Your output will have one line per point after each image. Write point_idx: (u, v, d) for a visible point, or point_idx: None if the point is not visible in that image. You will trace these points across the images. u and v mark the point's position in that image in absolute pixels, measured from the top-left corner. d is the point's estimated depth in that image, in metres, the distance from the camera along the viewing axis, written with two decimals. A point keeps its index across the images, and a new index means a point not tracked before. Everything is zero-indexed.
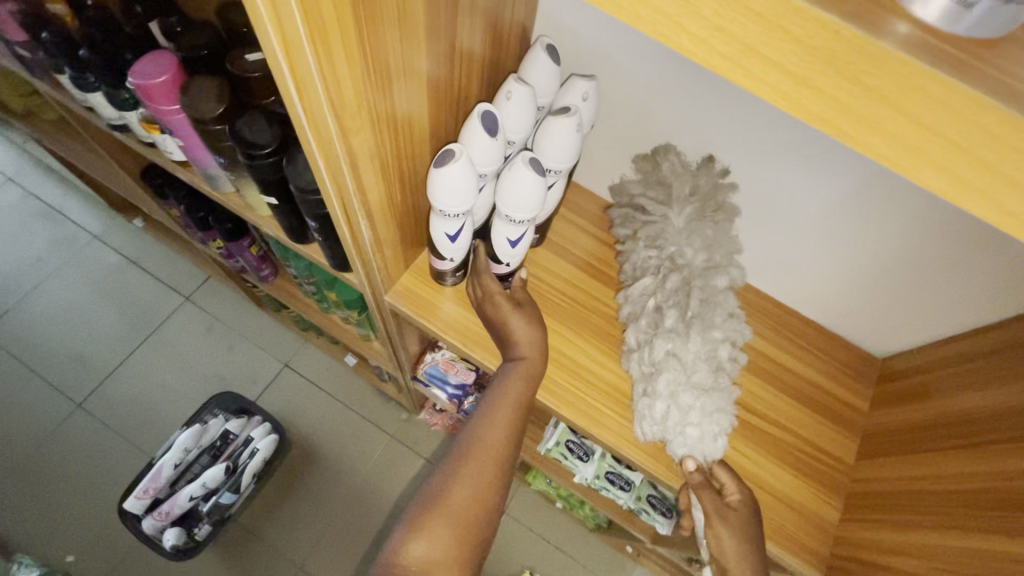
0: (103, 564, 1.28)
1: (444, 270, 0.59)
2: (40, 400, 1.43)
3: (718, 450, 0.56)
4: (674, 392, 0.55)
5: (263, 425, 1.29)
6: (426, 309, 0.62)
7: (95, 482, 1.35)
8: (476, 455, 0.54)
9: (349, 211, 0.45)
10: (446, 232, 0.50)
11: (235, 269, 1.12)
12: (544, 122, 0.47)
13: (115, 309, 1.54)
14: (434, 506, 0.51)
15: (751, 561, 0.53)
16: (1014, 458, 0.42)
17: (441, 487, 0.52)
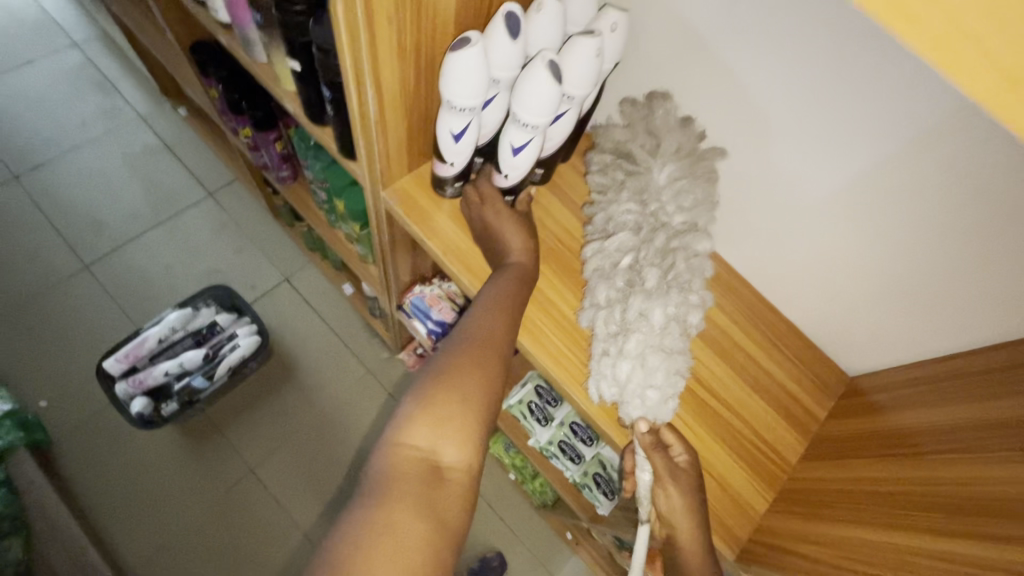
0: (72, 417, 1.33)
1: (444, 176, 0.60)
2: (51, 253, 1.49)
3: (669, 415, 0.56)
4: (642, 354, 0.55)
5: (250, 324, 1.32)
6: (420, 215, 0.63)
7: (83, 341, 1.40)
8: (470, 347, 0.53)
9: (360, 76, 0.47)
10: (451, 128, 0.52)
11: (257, 166, 1.14)
12: (570, 39, 0.48)
13: (141, 187, 1.59)
14: (443, 385, 0.50)
15: (697, 522, 0.54)
16: (952, 468, 0.41)
17: (436, 375, 0.51)
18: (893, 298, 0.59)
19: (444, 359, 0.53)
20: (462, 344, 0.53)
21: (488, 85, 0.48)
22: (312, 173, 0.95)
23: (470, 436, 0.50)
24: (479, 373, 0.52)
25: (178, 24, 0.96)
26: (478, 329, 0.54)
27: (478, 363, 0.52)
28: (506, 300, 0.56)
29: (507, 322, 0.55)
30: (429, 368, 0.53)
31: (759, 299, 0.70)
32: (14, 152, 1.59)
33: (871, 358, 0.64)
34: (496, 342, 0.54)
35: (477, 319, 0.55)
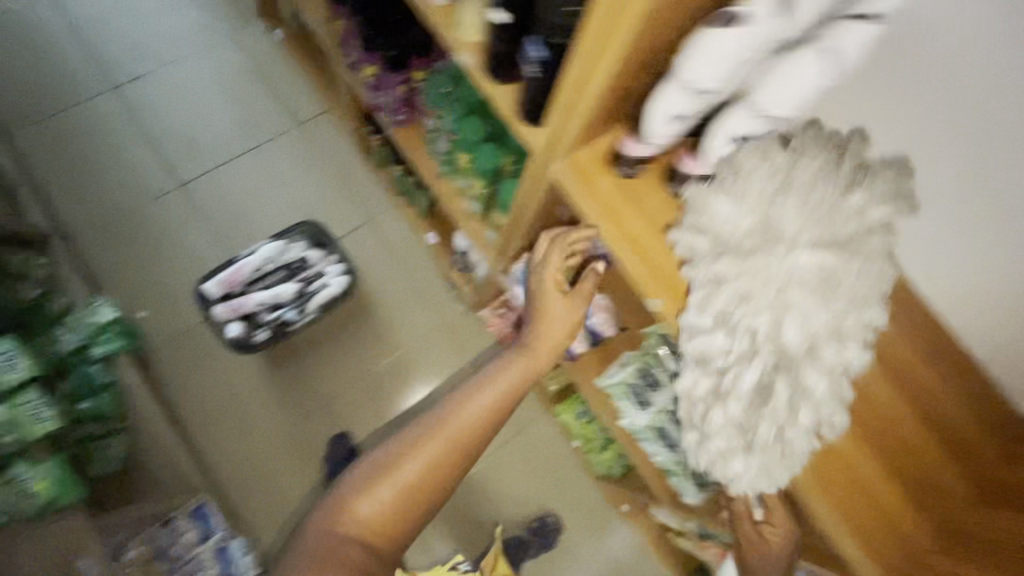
0: (166, 330, 1.38)
1: (630, 150, 0.67)
2: (146, 167, 1.49)
3: (814, 416, 0.61)
4: (769, 379, 0.62)
5: (340, 264, 1.34)
6: (588, 176, 0.71)
7: (178, 259, 1.44)
8: (433, 436, 0.80)
9: (612, 28, 0.55)
10: (671, 106, 0.60)
11: (371, 108, 1.11)
12: (821, 39, 0.53)
13: (232, 109, 1.56)
14: (383, 475, 0.78)
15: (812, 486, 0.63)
16: None
17: (390, 465, 0.78)
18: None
19: (416, 449, 0.79)
20: (437, 436, 0.80)
21: (731, 66, 0.54)
22: (443, 122, 0.92)
23: (436, 478, 0.79)
24: (423, 464, 0.79)
25: None
26: (466, 405, 0.82)
27: (428, 458, 0.79)
28: (506, 384, 0.84)
29: (478, 418, 0.82)
30: (390, 447, 0.81)
31: (905, 334, 0.72)
32: (106, 56, 1.55)
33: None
34: (461, 436, 0.81)
35: (457, 407, 0.82)
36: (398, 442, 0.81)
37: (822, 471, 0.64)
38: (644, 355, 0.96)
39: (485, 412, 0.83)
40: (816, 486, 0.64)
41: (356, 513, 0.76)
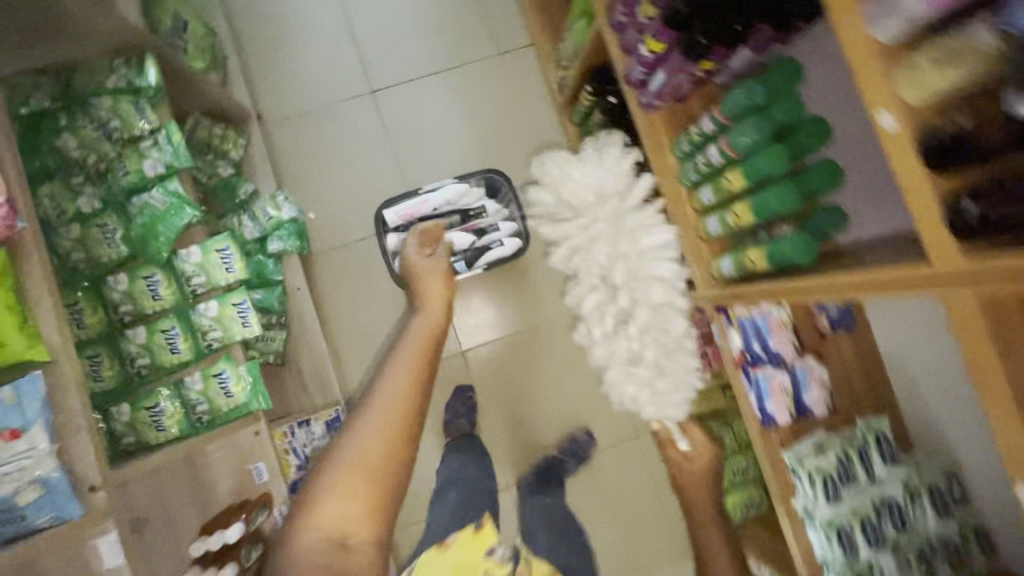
0: (331, 240, 1.37)
1: None
2: (341, 63, 1.42)
3: None
4: None
5: (514, 222, 1.29)
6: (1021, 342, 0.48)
7: (353, 169, 1.39)
8: (336, 467, 0.61)
9: None
10: None
11: (620, 78, 0.97)
12: None
13: (437, 20, 1.44)
14: (357, 462, 0.61)
15: None
16: None
17: (356, 434, 0.62)
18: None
19: (323, 472, 0.61)
20: (330, 458, 0.62)
21: None
22: (740, 134, 0.74)
23: (374, 474, 0.61)
24: (375, 455, 0.61)
25: None
26: (375, 384, 0.68)
27: (369, 452, 0.61)
28: (419, 334, 0.77)
29: (392, 399, 0.65)
30: (327, 448, 0.64)
31: None
32: None
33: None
34: (411, 389, 0.67)
35: (370, 392, 0.66)
36: (354, 412, 0.66)
37: None
38: (849, 442, 0.87)
39: (412, 385, 0.67)
40: None
41: (318, 511, 0.58)
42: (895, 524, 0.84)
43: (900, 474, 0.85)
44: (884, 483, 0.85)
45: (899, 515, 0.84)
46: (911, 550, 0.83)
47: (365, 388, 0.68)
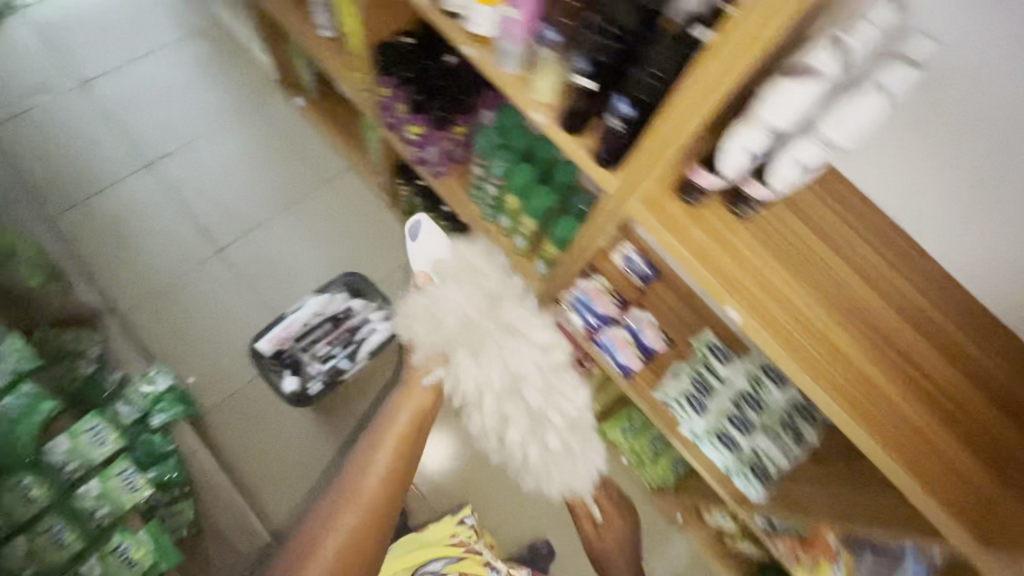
0: (218, 394, 1.40)
1: (751, 197, 0.63)
2: (185, 237, 1.54)
3: None
4: None
5: (382, 310, 1.41)
6: (670, 219, 0.67)
7: (217, 324, 1.46)
8: (352, 503, 0.88)
9: (703, 91, 0.50)
10: (800, 160, 0.54)
11: (410, 162, 1.21)
12: (846, 98, 0.50)
13: (262, 176, 1.64)
14: (345, 508, 0.88)
15: (946, 507, 0.60)
16: None
17: (336, 519, 0.86)
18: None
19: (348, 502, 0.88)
20: (350, 506, 0.87)
21: (805, 113, 0.51)
22: (489, 171, 1.01)
23: (368, 532, 0.86)
24: (360, 522, 0.86)
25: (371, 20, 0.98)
26: (377, 461, 0.92)
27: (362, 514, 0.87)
28: (404, 429, 0.95)
29: (381, 486, 0.90)
30: (333, 501, 0.89)
31: (832, 216, 0.71)
32: (144, 140, 1.63)
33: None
34: (386, 474, 0.91)
35: (361, 476, 0.91)
36: (324, 513, 0.88)
37: (947, 496, 0.61)
38: (693, 364, 1.06)
39: (381, 479, 0.91)
40: (958, 513, 0.60)
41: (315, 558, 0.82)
42: (752, 408, 1.02)
43: (735, 370, 1.04)
44: (732, 381, 1.03)
45: (753, 400, 1.03)
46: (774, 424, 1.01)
47: (346, 472, 0.92)
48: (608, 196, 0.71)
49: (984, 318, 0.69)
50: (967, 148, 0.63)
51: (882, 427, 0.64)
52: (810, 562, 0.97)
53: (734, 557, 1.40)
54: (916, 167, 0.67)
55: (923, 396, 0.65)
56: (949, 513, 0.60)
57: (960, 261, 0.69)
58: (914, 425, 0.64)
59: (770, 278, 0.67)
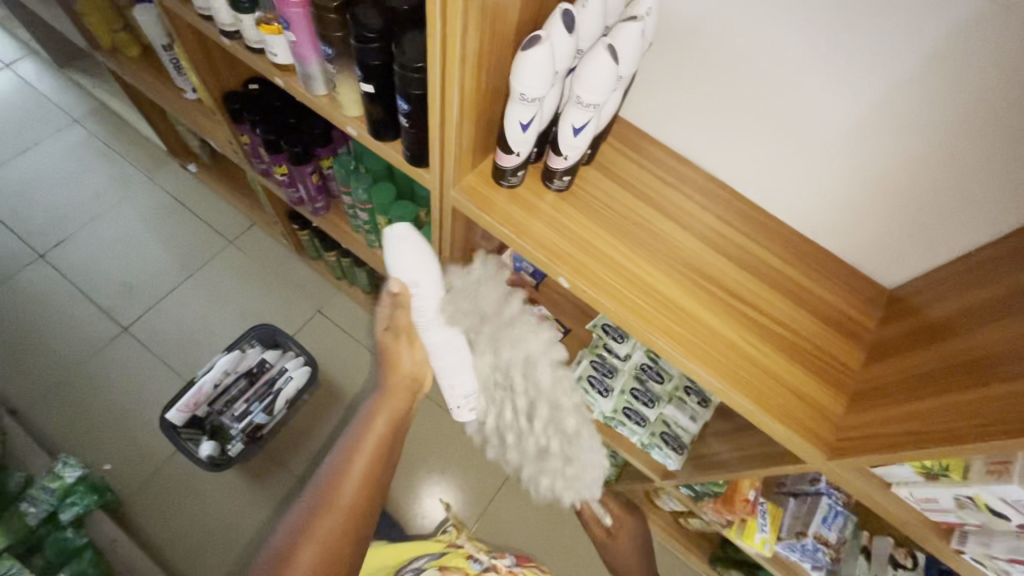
0: (139, 474, 1.35)
1: (556, 170, 0.67)
2: (88, 320, 1.50)
3: (954, 515, 0.55)
4: (958, 510, 0.54)
5: (297, 357, 1.38)
6: (487, 203, 0.70)
7: (129, 403, 1.41)
8: (329, 509, 0.72)
9: (446, 78, 0.53)
10: (573, 123, 0.59)
11: (291, 203, 1.23)
12: (586, 59, 0.54)
13: (164, 245, 1.62)
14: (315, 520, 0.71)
15: (789, 428, 0.62)
16: (950, 377, 0.52)
17: (311, 530, 0.69)
18: (959, 190, 0.60)
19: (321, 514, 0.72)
20: (326, 515, 0.71)
21: (553, 79, 0.55)
22: (354, 198, 1.03)
23: (346, 541, 0.71)
24: (341, 530, 0.71)
25: (210, 74, 1.01)
26: (355, 466, 0.78)
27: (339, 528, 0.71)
28: (383, 433, 0.84)
29: (362, 491, 0.76)
30: (304, 513, 0.72)
31: (647, 176, 0.75)
32: (35, 231, 1.60)
33: (949, 246, 0.65)
34: (365, 477, 0.78)
35: (338, 479, 0.76)
36: (292, 524, 0.70)
37: (788, 418, 0.63)
38: (592, 348, 1.05)
39: (362, 483, 0.77)
40: (801, 432, 0.62)
41: None
42: (654, 379, 1.03)
43: (631, 346, 1.04)
44: (631, 357, 1.04)
45: (654, 371, 1.04)
46: (675, 391, 1.03)
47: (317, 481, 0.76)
48: (433, 194, 0.73)
49: (798, 244, 0.75)
50: (737, 96, 0.68)
51: (719, 365, 0.65)
52: (739, 518, 0.98)
53: (695, 536, 1.39)
54: (706, 117, 0.72)
55: (752, 329, 0.68)
56: (795, 433, 0.62)
57: (770, 196, 0.75)
58: (751, 357, 0.66)
59: (597, 245, 0.70)
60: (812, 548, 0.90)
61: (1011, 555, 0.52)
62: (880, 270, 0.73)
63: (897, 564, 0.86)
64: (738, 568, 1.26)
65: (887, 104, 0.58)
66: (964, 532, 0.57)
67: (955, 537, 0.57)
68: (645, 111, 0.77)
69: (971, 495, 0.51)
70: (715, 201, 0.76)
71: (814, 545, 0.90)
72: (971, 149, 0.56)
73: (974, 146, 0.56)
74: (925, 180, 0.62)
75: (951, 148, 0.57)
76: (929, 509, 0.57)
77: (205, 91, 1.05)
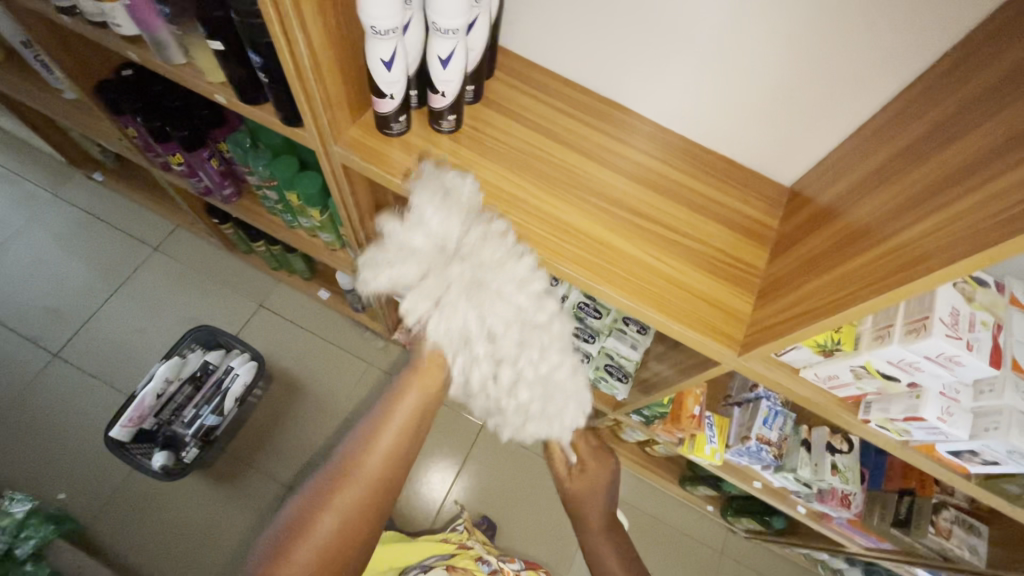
0: (96, 498, 1.31)
1: (439, 110, 0.65)
2: (13, 352, 1.42)
3: (855, 386, 0.58)
4: (860, 380, 0.56)
5: (242, 354, 1.34)
6: (375, 157, 0.68)
7: (74, 429, 1.36)
8: (350, 484, 0.67)
9: (286, 21, 0.50)
10: (439, 55, 0.56)
11: (199, 194, 1.16)
12: None
13: (83, 263, 1.53)
14: (347, 478, 0.67)
15: (704, 335, 0.63)
16: (839, 253, 0.53)
17: (330, 500, 0.65)
18: (832, 73, 0.61)
19: (338, 492, 0.66)
20: (348, 481, 0.67)
21: (403, 8, 0.52)
22: (257, 177, 0.98)
23: (362, 519, 0.66)
24: (361, 501, 0.67)
25: (76, 64, 0.93)
26: (382, 442, 0.71)
27: (353, 507, 0.66)
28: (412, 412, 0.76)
29: (387, 467, 0.70)
30: (322, 486, 0.67)
31: (541, 106, 0.74)
32: None
33: (834, 133, 0.66)
34: (390, 456, 0.71)
35: (362, 452, 0.70)
36: (312, 494, 0.66)
37: (702, 325, 0.64)
38: None
39: (388, 461, 0.70)
40: (715, 335, 0.63)
41: None
42: (592, 315, 1.02)
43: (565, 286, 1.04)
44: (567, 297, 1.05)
45: (593, 306, 1.03)
46: (615, 323, 1.03)
47: (342, 448, 0.70)
48: (319, 155, 0.70)
49: (696, 153, 0.75)
50: (613, 8, 0.66)
51: (634, 283, 0.66)
52: (689, 435, 1.00)
53: (664, 461, 1.43)
54: (589, 36, 0.71)
55: (660, 243, 0.68)
56: (710, 337, 0.63)
57: (664, 111, 0.74)
58: (662, 270, 0.67)
59: (494, 183, 0.69)
60: (756, 449, 0.92)
61: (906, 414, 0.54)
62: (777, 169, 0.74)
63: (834, 450, 0.92)
64: (705, 483, 1.32)
65: None
66: (869, 403, 0.60)
67: (862, 408, 0.60)
68: (529, 39, 0.75)
69: (863, 364, 0.53)
70: (611, 123, 0.75)
71: (758, 446, 0.93)
72: (833, 25, 0.57)
73: (833, 24, 0.57)
74: (800, 69, 0.62)
75: (814, 28, 0.58)
76: (836, 387, 0.60)
77: (74, 84, 0.97)
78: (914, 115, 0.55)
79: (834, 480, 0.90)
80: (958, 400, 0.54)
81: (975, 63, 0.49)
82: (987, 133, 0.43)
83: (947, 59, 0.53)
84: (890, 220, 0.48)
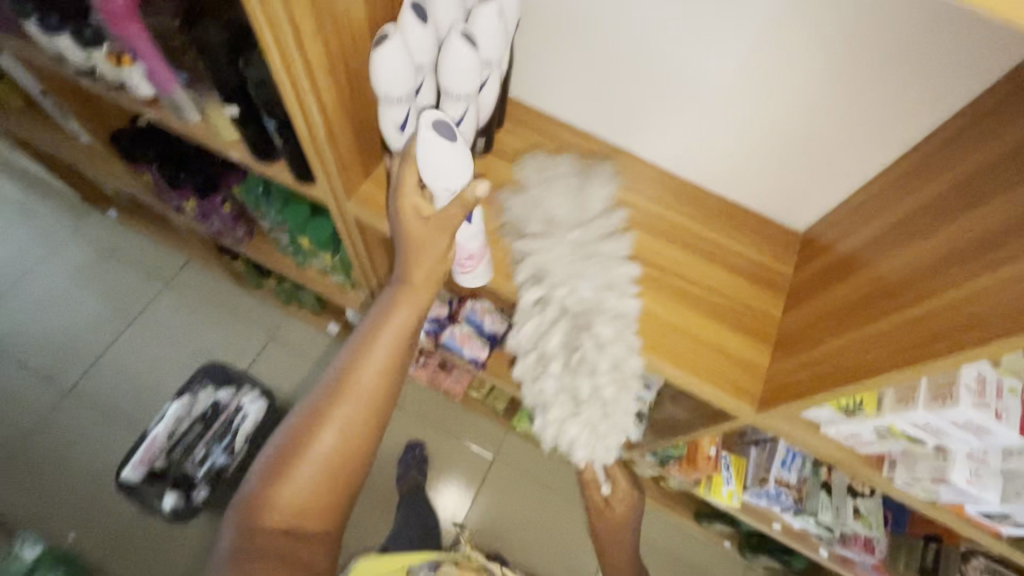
0: (106, 537, 1.30)
1: None
2: (27, 389, 1.43)
3: (881, 446, 0.57)
4: (883, 440, 0.55)
5: (252, 391, 1.34)
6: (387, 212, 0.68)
7: (85, 467, 1.35)
8: (347, 398, 0.56)
9: (301, 90, 0.51)
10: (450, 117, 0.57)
11: (211, 235, 1.17)
12: (444, 49, 0.52)
13: (96, 299, 1.54)
14: (343, 392, 0.56)
15: (721, 388, 0.62)
16: (863, 310, 0.52)
17: (323, 419, 0.56)
18: (843, 124, 0.61)
19: (334, 413, 0.56)
20: (340, 401, 0.56)
21: (416, 75, 0.53)
22: (270, 221, 0.99)
23: (364, 435, 0.57)
24: (360, 417, 0.57)
25: (94, 114, 0.95)
26: (370, 367, 0.56)
27: (350, 422, 0.57)
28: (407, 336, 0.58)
29: (383, 379, 0.58)
30: (319, 397, 0.57)
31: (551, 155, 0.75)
32: None
33: (845, 182, 0.66)
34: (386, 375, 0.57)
35: (353, 369, 0.57)
36: (308, 408, 0.57)
37: (719, 378, 0.63)
38: None
39: (384, 377, 0.58)
40: (734, 390, 0.62)
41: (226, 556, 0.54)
42: None
43: None
44: None
45: None
46: None
47: (337, 357, 0.59)
48: (332, 208, 0.71)
49: (707, 198, 0.75)
50: (622, 60, 0.67)
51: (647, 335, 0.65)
52: (705, 475, 0.98)
53: (679, 496, 1.40)
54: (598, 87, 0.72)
55: (674, 294, 0.67)
56: (728, 391, 0.62)
57: (674, 158, 0.74)
58: (677, 321, 0.66)
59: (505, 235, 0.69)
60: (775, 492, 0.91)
61: (933, 475, 0.53)
62: (790, 214, 0.73)
63: (855, 493, 0.91)
64: (722, 518, 1.30)
65: (759, 46, 0.58)
66: (893, 460, 0.58)
67: (886, 465, 0.59)
68: (539, 89, 0.76)
69: (886, 425, 0.52)
70: (622, 171, 0.75)
71: (777, 489, 0.91)
72: (843, 79, 0.57)
73: (841, 80, 0.57)
74: (812, 119, 0.62)
75: (823, 82, 0.58)
76: (858, 444, 0.59)
77: (91, 133, 0.99)
78: (931, 171, 0.54)
79: (856, 525, 0.88)
80: (986, 462, 0.52)
81: (991, 123, 0.49)
82: (1012, 201, 0.42)
83: (959, 117, 0.53)
84: (917, 283, 0.47)
